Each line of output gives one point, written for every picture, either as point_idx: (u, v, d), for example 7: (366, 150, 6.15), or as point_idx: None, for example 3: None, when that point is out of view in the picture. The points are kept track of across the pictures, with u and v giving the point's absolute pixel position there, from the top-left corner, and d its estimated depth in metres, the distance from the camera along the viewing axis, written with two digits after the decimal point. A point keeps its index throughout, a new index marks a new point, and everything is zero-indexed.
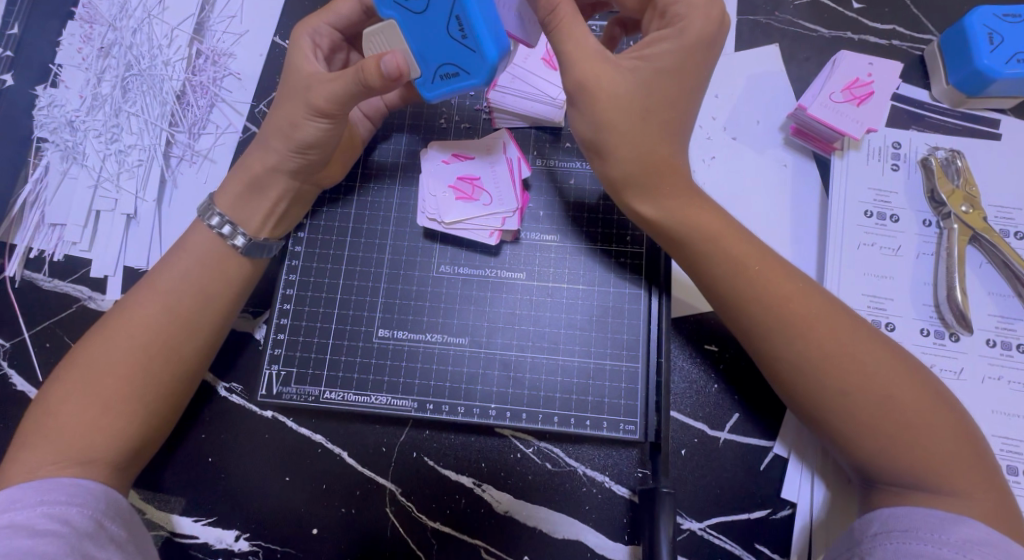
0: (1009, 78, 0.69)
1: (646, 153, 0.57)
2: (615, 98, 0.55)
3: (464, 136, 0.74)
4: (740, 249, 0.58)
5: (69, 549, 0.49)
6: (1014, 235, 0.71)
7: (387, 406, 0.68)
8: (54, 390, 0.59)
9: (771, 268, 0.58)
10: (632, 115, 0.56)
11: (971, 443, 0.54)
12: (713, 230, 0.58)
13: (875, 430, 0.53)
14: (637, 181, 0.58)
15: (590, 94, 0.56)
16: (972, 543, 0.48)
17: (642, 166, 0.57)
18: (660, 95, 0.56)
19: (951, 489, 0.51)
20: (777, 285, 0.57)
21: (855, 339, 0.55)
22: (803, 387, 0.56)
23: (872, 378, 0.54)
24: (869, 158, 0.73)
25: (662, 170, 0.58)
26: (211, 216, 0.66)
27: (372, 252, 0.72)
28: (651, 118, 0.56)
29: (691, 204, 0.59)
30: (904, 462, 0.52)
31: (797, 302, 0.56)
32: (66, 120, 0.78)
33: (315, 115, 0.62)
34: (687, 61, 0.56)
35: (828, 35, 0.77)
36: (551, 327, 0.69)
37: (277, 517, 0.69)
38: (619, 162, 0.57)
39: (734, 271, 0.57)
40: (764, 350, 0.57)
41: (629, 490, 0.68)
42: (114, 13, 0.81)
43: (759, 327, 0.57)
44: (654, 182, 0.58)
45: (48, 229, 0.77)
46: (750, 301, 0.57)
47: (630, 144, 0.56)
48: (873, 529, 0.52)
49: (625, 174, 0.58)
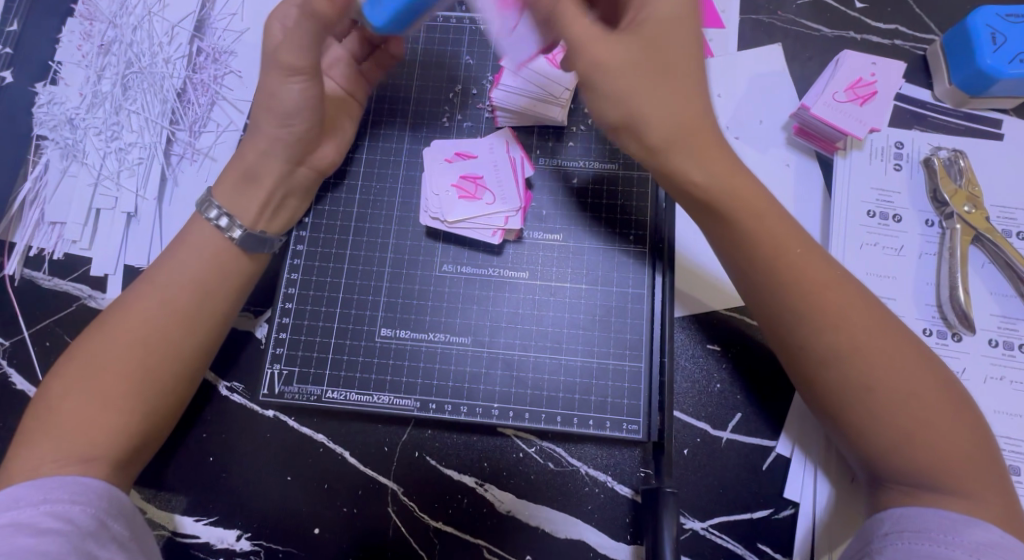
0: (1012, 78, 0.69)
1: (676, 113, 0.55)
2: (628, 73, 0.54)
3: (466, 135, 0.74)
4: (778, 235, 0.57)
5: (71, 548, 0.49)
6: (1015, 235, 0.71)
7: (390, 405, 0.68)
8: (55, 386, 0.59)
9: (807, 255, 0.57)
10: (648, 82, 0.54)
11: (982, 445, 0.53)
12: (755, 210, 0.57)
13: (895, 425, 0.53)
14: (680, 146, 0.55)
15: (600, 71, 0.55)
16: (985, 545, 0.48)
17: (678, 130, 0.55)
18: (668, 60, 0.55)
19: (965, 492, 0.51)
20: (811, 272, 0.56)
21: (884, 332, 0.55)
22: (826, 376, 0.55)
23: (895, 370, 0.54)
24: (871, 158, 0.73)
25: (697, 132, 0.55)
26: (210, 209, 0.65)
27: (373, 251, 0.71)
28: (677, 84, 0.55)
29: (736, 178, 0.57)
30: (920, 461, 0.52)
31: (831, 290, 0.56)
32: (66, 118, 0.78)
33: (290, 73, 0.61)
34: (687, 16, 0.55)
35: (831, 34, 0.77)
36: (554, 326, 0.69)
37: (279, 518, 0.69)
38: (651, 128, 0.55)
39: (773, 254, 0.57)
40: (796, 336, 0.56)
41: (632, 489, 0.68)
42: (114, 11, 0.81)
43: (792, 310, 0.56)
44: (692, 142, 0.55)
45: (48, 228, 0.76)
46: (786, 283, 0.56)
47: (665, 107, 0.54)
48: (884, 529, 0.52)
49: (665, 138, 0.55)
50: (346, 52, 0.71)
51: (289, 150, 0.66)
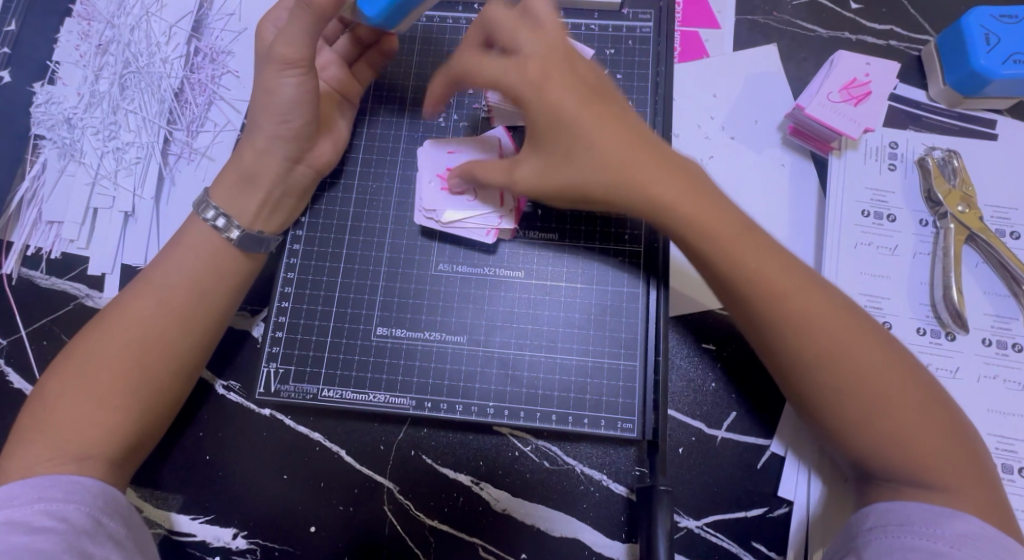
0: (1006, 79, 0.69)
1: (597, 172, 0.57)
2: (547, 171, 0.59)
3: (462, 135, 0.74)
4: (738, 243, 0.56)
5: (66, 547, 0.49)
6: (1009, 235, 0.71)
7: (385, 404, 0.68)
8: (52, 384, 0.59)
9: (770, 259, 0.56)
10: (565, 171, 0.58)
11: (961, 439, 0.54)
12: (717, 215, 0.56)
13: (864, 429, 0.53)
14: (617, 193, 0.57)
15: (537, 190, 0.60)
16: (965, 537, 0.48)
17: (605, 184, 0.57)
18: (565, 139, 0.58)
19: (943, 487, 0.52)
20: (775, 277, 0.55)
21: (851, 335, 0.54)
22: (802, 381, 0.55)
23: (867, 372, 0.53)
24: (866, 157, 0.74)
25: (629, 179, 0.57)
26: (207, 209, 0.65)
27: (370, 251, 0.72)
28: (582, 149, 0.57)
29: (692, 194, 0.57)
30: (894, 460, 0.53)
31: (797, 296, 0.55)
32: (64, 117, 0.78)
33: (287, 66, 0.61)
34: (550, 88, 0.58)
35: (826, 35, 0.77)
36: (549, 325, 0.69)
37: (275, 516, 0.69)
38: (598, 196, 0.58)
39: (738, 261, 0.55)
40: (764, 343, 0.57)
41: (627, 488, 0.68)
42: (112, 11, 0.81)
43: (758, 319, 0.56)
44: (623, 187, 0.57)
45: (45, 227, 0.76)
46: (751, 292, 0.56)
47: (587, 175, 0.58)
48: (868, 524, 0.52)
49: (601, 194, 0.58)
50: (336, 54, 0.72)
51: (289, 148, 0.66)
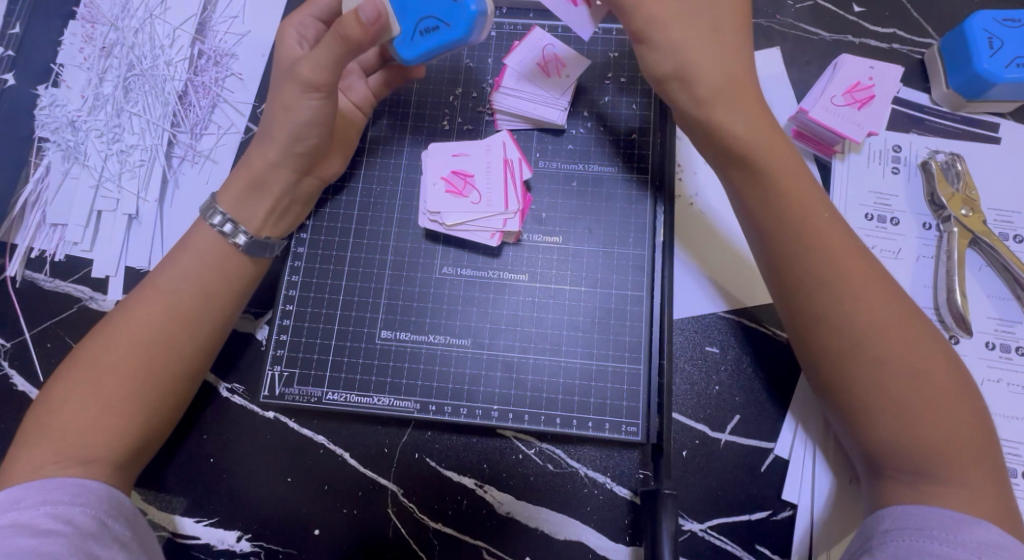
0: (1010, 83, 0.69)
1: (727, 66, 0.57)
2: (684, 25, 0.57)
3: (466, 138, 0.75)
4: (807, 196, 0.58)
5: (73, 549, 0.49)
6: (1012, 238, 0.71)
7: (389, 407, 0.68)
8: (58, 388, 0.59)
9: (830, 223, 0.58)
10: (697, 33, 0.57)
11: (983, 434, 0.54)
12: (791, 168, 0.58)
13: (896, 406, 0.53)
14: (727, 98, 0.57)
15: (653, 23, 0.57)
16: (986, 544, 0.48)
17: (728, 84, 0.57)
18: (720, 12, 0.58)
19: (961, 481, 0.51)
20: (835, 239, 0.57)
21: (897, 310, 0.55)
22: (839, 348, 0.55)
23: (908, 347, 0.54)
24: (869, 161, 0.74)
25: (739, 86, 0.57)
26: (213, 215, 0.65)
27: (374, 253, 0.72)
28: (726, 40, 0.57)
29: (776, 145, 0.58)
30: (920, 442, 0.52)
31: (853, 260, 0.56)
32: (68, 120, 0.78)
33: (307, 89, 0.61)
34: None
35: (829, 39, 0.78)
36: (554, 328, 0.69)
37: (279, 519, 0.69)
38: (702, 76, 0.57)
39: (799, 215, 0.57)
40: (809, 309, 0.57)
41: (631, 491, 0.68)
42: (117, 13, 0.81)
43: (807, 280, 0.57)
44: (735, 97, 0.57)
45: (49, 229, 0.76)
46: (808, 252, 0.57)
47: (716, 60, 0.57)
48: (885, 526, 0.52)
49: (715, 89, 0.57)
50: (358, 65, 0.71)
51: (299, 162, 0.66)
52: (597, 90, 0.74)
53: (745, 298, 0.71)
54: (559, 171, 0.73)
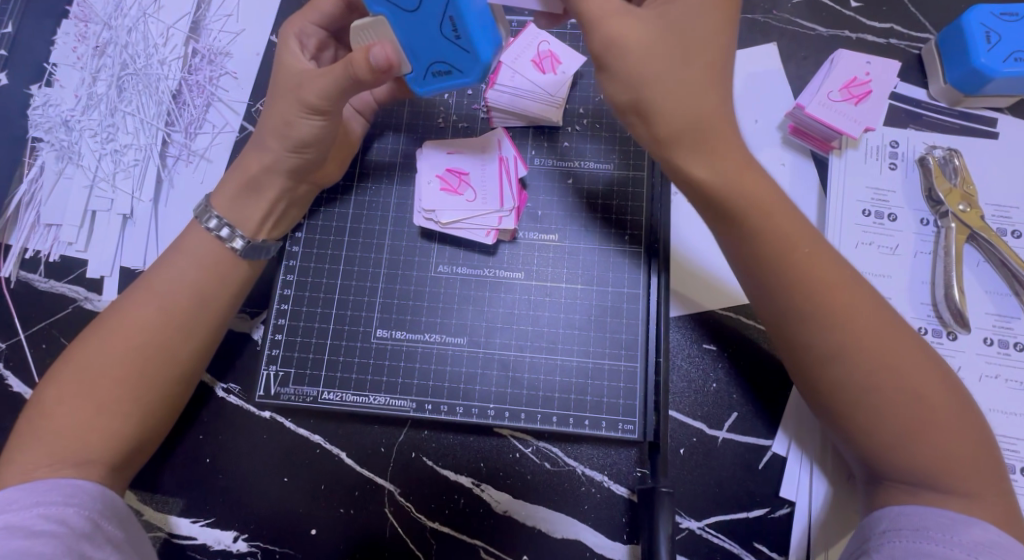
0: (1007, 77, 0.69)
1: (691, 105, 0.53)
2: (644, 52, 0.54)
3: (462, 135, 0.74)
4: (788, 228, 0.56)
5: (66, 549, 0.49)
6: (1011, 234, 0.71)
7: (386, 406, 0.68)
8: (49, 392, 0.58)
9: (817, 253, 0.56)
10: (663, 67, 0.53)
11: (986, 446, 0.53)
12: (767, 206, 0.55)
13: (894, 426, 0.53)
14: (690, 142, 0.54)
15: (615, 48, 0.54)
16: (982, 544, 0.48)
17: (693, 124, 0.54)
18: (691, 40, 0.54)
19: (966, 491, 0.51)
20: (823, 271, 0.55)
21: (889, 331, 0.54)
22: (828, 378, 0.55)
23: (903, 372, 0.53)
24: (867, 156, 0.74)
25: (711, 126, 0.54)
26: (209, 218, 0.65)
27: (370, 252, 0.71)
28: (695, 74, 0.54)
29: (750, 177, 0.55)
30: (921, 460, 0.52)
31: (841, 291, 0.55)
32: (62, 120, 0.78)
33: (308, 112, 0.61)
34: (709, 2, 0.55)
35: (826, 34, 0.77)
36: (549, 327, 0.69)
37: (276, 518, 0.69)
38: (664, 119, 0.54)
39: (781, 252, 0.55)
40: (797, 339, 0.56)
41: (628, 489, 0.68)
42: (109, 12, 0.81)
43: (795, 312, 0.55)
44: (702, 140, 0.54)
45: (43, 230, 0.76)
46: (792, 285, 0.55)
47: (676, 99, 0.53)
48: (881, 526, 0.52)
49: (674, 133, 0.54)
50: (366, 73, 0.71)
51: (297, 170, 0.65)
52: (593, 87, 0.74)
53: (708, 301, 0.71)
54: (554, 167, 0.73)
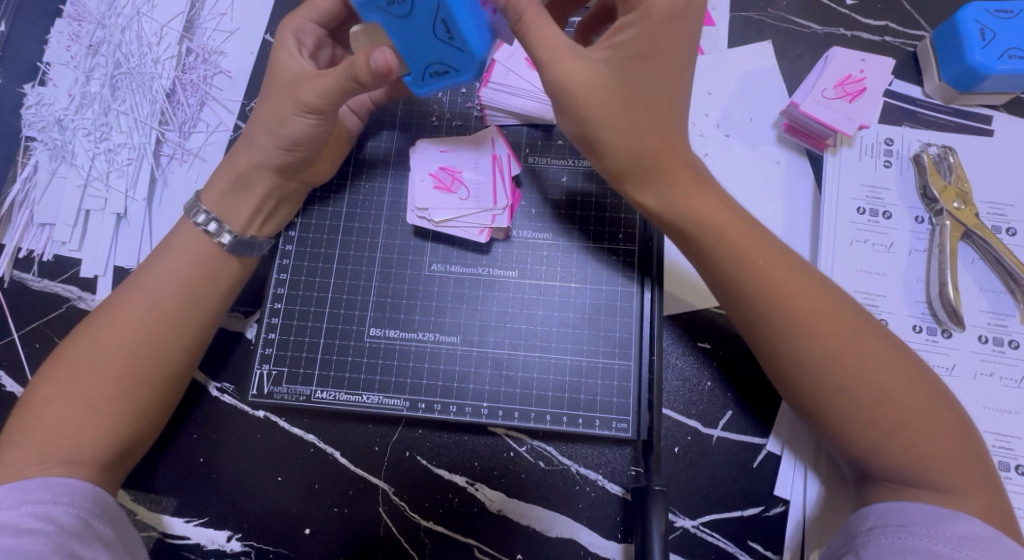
0: (1001, 74, 0.69)
1: (638, 143, 0.55)
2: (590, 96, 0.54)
3: (455, 134, 0.74)
4: (743, 240, 0.57)
5: (54, 548, 0.49)
6: (1006, 232, 0.71)
7: (379, 405, 0.68)
8: (40, 389, 0.58)
9: (775, 259, 0.56)
10: (610, 108, 0.54)
11: (966, 439, 0.53)
12: (718, 220, 0.57)
13: (871, 427, 0.53)
14: (640, 174, 0.56)
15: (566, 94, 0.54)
16: (966, 539, 0.48)
17: (641, 159, 0.55)
18: (636, 82, 0.54)
19: (948, 487, 0.51)
20: (779, 278, 0.56)
21: (855, 332, 0.54)
22: (804, 384, 0.55)
23: (874, 373, 0.53)
24: (861, 154, 0.73)
25: (659, 158, 0.55)
26: (198, 213, 0.65)
27: (363, 251, 0.71)
28: (641, 112, 0.54)
29: (700, 196, 0.57)
30: (900, 459, 0.52)
31: (802, 297, 0.55)
32: (55, 119, 0.78)
33: (303, 110, 0.61)
34: (658, 38, 0.53)
35: (821, 31, 0.77)
36: (543, 325, 0.69)
37: (270, 517, 0.69)
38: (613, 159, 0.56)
39: (740, 264, 0.56)
40: (766, 347, 0.56)
41: (622, 488, 0.68)
42: (103, 11, 0.81)
43: (763, 320, 0.56)
44: (650, 171, 0.56)
45: (37, 229, 0.76)
46: (754, 294, 0.56)
47: (623, 138, 0.55)
48: (867, 524, 0.52)
49: (622, 166, 0.56)
50: None
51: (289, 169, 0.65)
52: None
53: (703, 299, 0.71)
54: (546, 166, 0.72)
